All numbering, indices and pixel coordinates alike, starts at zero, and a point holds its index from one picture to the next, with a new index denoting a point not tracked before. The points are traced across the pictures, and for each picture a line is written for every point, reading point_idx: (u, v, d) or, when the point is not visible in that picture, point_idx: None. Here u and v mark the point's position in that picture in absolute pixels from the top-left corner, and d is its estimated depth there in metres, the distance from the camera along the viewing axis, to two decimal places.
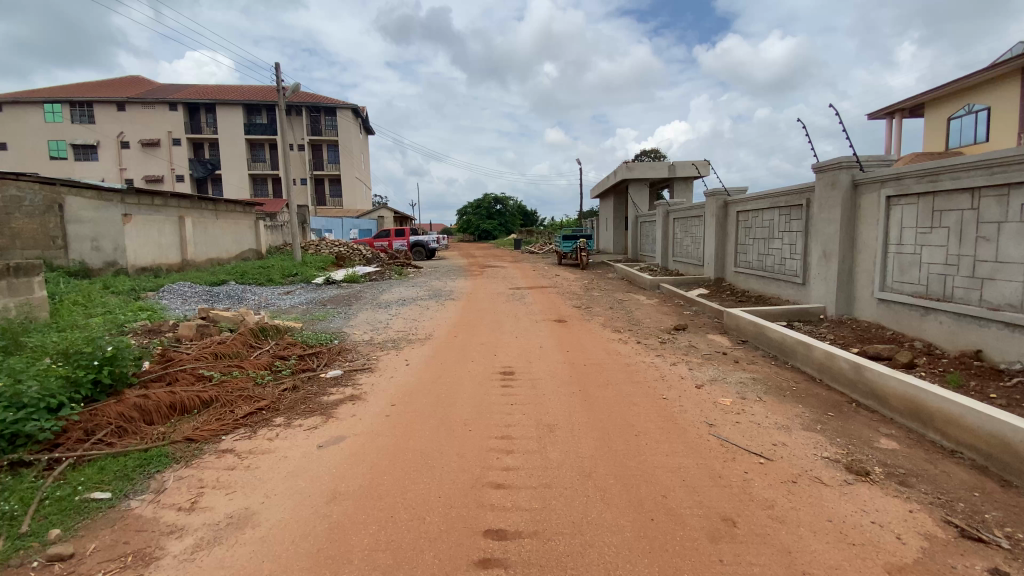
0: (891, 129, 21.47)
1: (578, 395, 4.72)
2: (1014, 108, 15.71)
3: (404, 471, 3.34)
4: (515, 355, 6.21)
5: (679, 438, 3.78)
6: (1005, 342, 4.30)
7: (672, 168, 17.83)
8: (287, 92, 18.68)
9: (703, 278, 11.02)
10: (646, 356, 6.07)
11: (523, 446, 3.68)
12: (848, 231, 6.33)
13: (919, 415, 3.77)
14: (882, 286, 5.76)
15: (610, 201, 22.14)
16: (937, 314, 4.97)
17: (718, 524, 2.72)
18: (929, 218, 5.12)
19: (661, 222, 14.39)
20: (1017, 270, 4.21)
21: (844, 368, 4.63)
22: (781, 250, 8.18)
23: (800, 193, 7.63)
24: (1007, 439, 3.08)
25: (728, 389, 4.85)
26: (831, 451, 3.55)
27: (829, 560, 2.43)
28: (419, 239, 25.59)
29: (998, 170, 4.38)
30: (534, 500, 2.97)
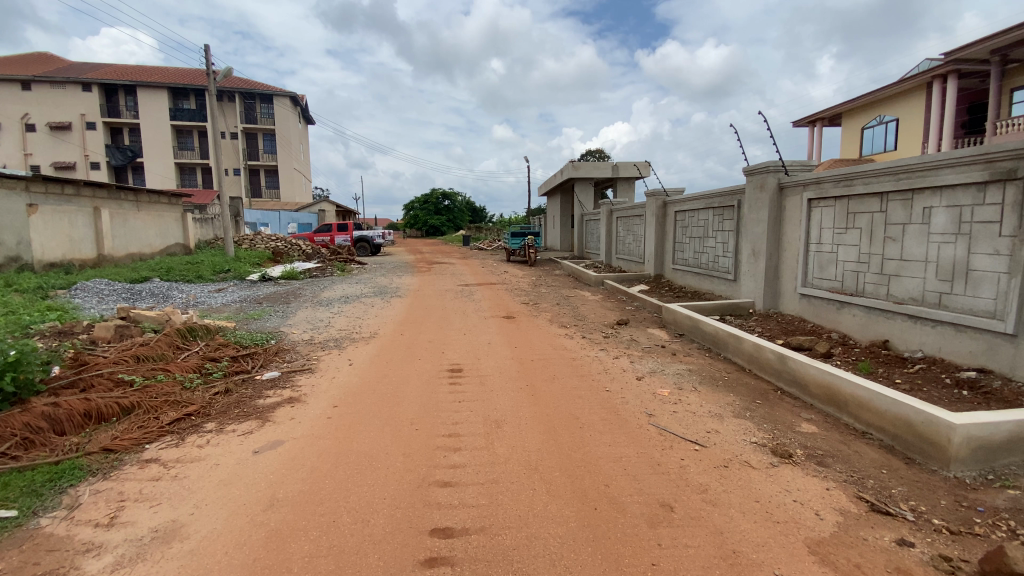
0: (813, 136, 23.19)
1: (525, 390, 4.78)
2: (917, 120, 17.38)
3: (347, 474, 3.24)
4: (463, 351, 6.20)
5: (621, 429, 3.91)
6: (908, 333, 4.76)
7: (616, 168, 18.37)
8: (218, 76, 17.49)
9: (645, 274, 11.44)
10: (590, 350, 6.25)
11: (470, 442, 3.68)
12: (775, 231, 6.79)
13: (835, 400, 4.11)
14: (804, 282, 6.24)
15: (557, 199, 22.44)
16: (851, 308, 5.44)
17: (657, 509, 2.84)
18: (844, 220, 5.59)
19: (605, 220, 14.79)
20: (918, 268, 4.67)
21: (770, 359, 4.97)
22: (715, 248, 8.63)
23: (732, 194, 8.07)
24: (910, 420, 3.41)
25: (665, 380, 5.08)
26: (758, 436, 3.80)
27: (756, 538, 2.61)
28: (363, 235, 24.98)
29: (903, 176, 4.82)
30: (481, 496, 2.98)
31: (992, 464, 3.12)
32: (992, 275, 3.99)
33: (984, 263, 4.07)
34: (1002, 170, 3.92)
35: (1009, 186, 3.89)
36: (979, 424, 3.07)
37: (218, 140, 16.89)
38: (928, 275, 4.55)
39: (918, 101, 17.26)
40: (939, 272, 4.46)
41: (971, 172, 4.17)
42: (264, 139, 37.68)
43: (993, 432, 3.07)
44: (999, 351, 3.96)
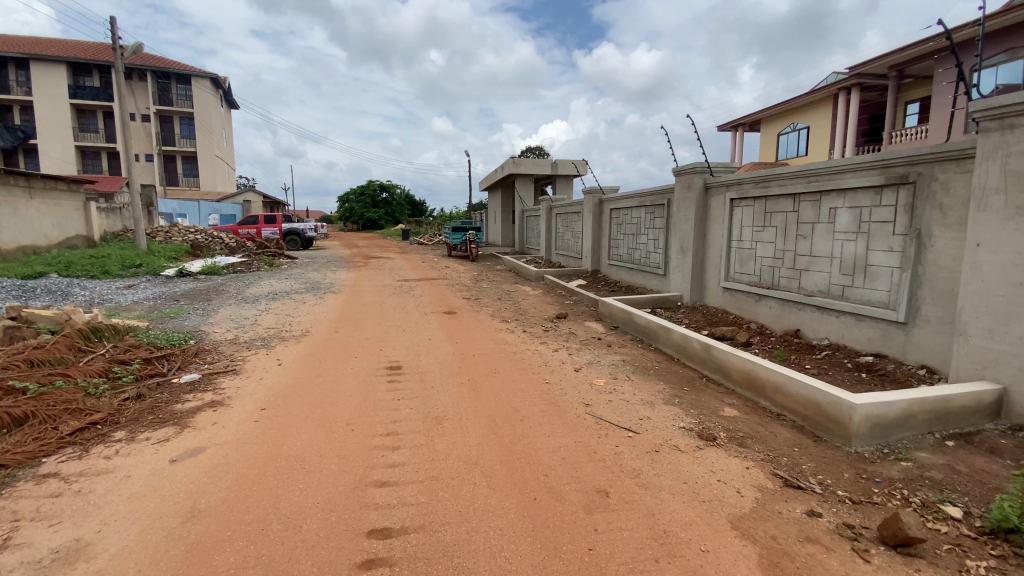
0: (735, 141, 24.78)
1: (466, 386, 4.76)
2: (825, 128, 19.01)
3: (276, 480, 3.08)
4: (402, 348, 6.06)
5: (559, 420, 4.00)
6: (817, 322, 5.22)
7: (555, 165, 18.72)
8: (125, 52, 15.87)
9: (582, 270, 11.73)
10: (530, 344, 6.32)
11: (409, 441, 3.62)
12: (701, 228, 7.20)
13: (754, 386, 4.42)
14: (727, 276, 6.66)
15: (497, 194, 22.46)
16: (768, 300, 5.88)
17: (594, 495, 2.94)
18: (762, 219, 6.02)
19: (545, 217, 15.01)
20: (825, 263, 5.11)
21: (696, 348, 5.27)
22: (646, 245, 9.01)
23: (662, 193, 8.45)
24: (818, 402, 3.73)
25: (602, 370, 5.27)
26: (686, 421, 4.03)
27: (685, 517, 2.76)
28: (294, 227, 23.78)
29: (814, 179, 5.24)
30: (420, 494, 2.94)
31: (887, 439, 3.48)
32: (887, 270, 4.44)
33: (880, 259, 4.52)
34: (896, 175, 4.35)
35: (902, 190, 4.33)
36: (876, 404, 3.41)
37: (125, 122, 15.30)
38: (833, 270, 5.00)
39: (826, 111, 18.88)
40: (843, 267, 4.91)
41: (870, 177, 4.60)
42: (181, 122, 34.78)
43: (886, 410, 3.43)
44: (892, 338, 4.44)
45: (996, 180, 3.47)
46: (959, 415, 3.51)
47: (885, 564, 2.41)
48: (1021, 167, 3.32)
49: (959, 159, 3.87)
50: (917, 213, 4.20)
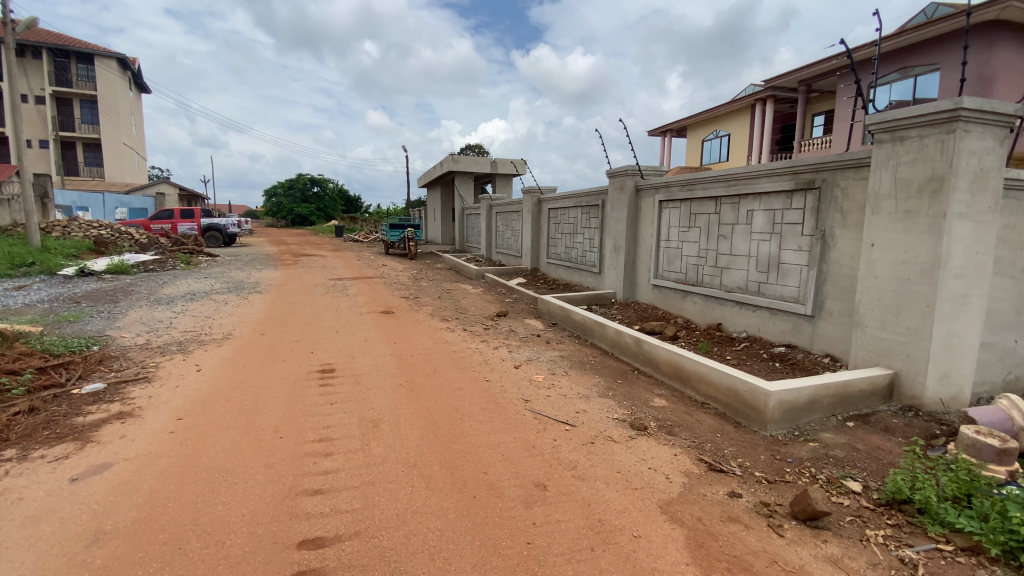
0: (664, 145, 26.04)
1: (404, 387, 4.67)
2: (744, 135, 20.42)
3: (196, 495, 2.86)
4: (335, 350, 5.83)
5: (499, 417, 4.02)
6: (736, 316, 5.60)
7: (495, 163, 18.81)
8: (15, 25, 14.09)
9: (522, 268, 11.86)
10: (471, 342, 6.30)
11: (343, 446, 3.49)
12: (633, 228, 7.51)
13: (682, 377, 4.68)
14: (656, 274, 7.00)
15: (435, 192, 22.15)
16: (694, 296, 6.24)
17: (532, 490, 2.99)
18: (688, 220, 6.37)
19: (484, 215, 15.01)
20: (743, 262, 5.50)
21: (629, 342, 5.49)
22: (583, 244, 9.26)
23: (597, 194, 8.72)
24: (738, 390, 4.00)
25: (541, 366, 5.36)
26: (619, 413, 4.19)
27: (618, 505, 2.87)
28: (213, 223, 22.19)
29: (733, 183, 5.61)
30: (354, 500, 2.85)
31: (797, 422, 3.80)
32: (796, 267, 4.85)
33: (791, 257, 4.92)
34: (805, 180, 4.75)
35: (810, 194, 4.73)
36: (787, 391, 3.72)
37: (14, 102, 13.56)
38: (750, 268, 5.39)
39: (745, 120, 20.28)
40: (758, 265, 5.30)
41: (782, 182, 5.00)
42: (82, 106, 31.41)
43: (797, 396, 3.75)
44: (801, 329, 4.86)
45: (888, 186, 3.88)
46: (857, 398, 3.89)
47: (797, 537, 2.64)
48: (908, 176, 3.73)
49: (857, 167, 4.29)
50: (822, 216, 4.61)
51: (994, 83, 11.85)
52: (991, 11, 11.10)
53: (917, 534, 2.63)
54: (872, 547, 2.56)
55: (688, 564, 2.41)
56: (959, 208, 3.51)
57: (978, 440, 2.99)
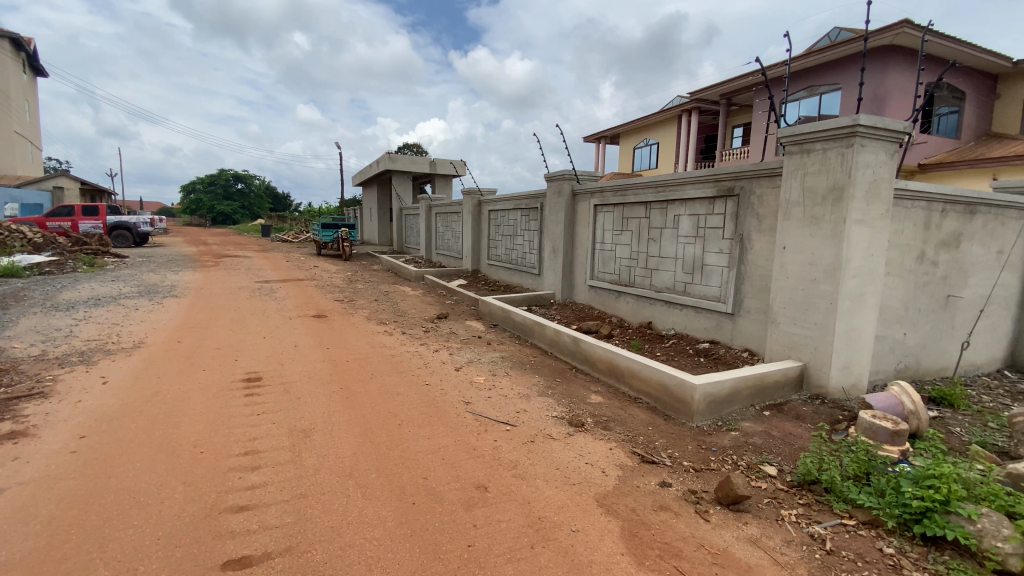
0: (598, 152, 26.91)
1: (338, 394, 4.49)
2: (672, 144, 21.53)
3: (102, 519, 2.60)
4: (262, 358, 5.50)
5: (439, 420, 3.97)
6: (665, 315, 5.89)
7: (434, 164, 18.58)
8: None
9: (462, 270, 11.80)
10: (410, 345, 6.18)
11: (272, 458, 3.31)
12: (570, 231, 7.71)
13: (616, 374, 4.85)
14: (592, 275, 7.22)
15: (372, 191, 21.52)
16: (627, 296, 6.50)
17: (473, 492, 2.99)
18: (620, 223, 6.63)
19: (423, 216, 14.79)
20: (671, 263, 5.80)
21: (567, 342, 5.63)
22: (522, 246, 9.37)
23: (536, 197, 8.87)
24: (668, 385, 4.21)
25: (481, 368, 5.36)
26: (558, 411, 4.28)
27: (557, 501, 2.94)
28: (121, 221, 20.28)
29: (662, 189, 5.90)
30: (285, 515, 2.71)
31: (720, 414, 4.06)
32: (718, 269, 5.19)
33: (713, 259, 5.25)
34: (725, 188, 5.10)
35: (730, 201, 5.08)
36: (711, 384, 3.96)
37: None
38: (678, 270, 5.70)
39: (673, 129, 21.39)
40: (685, 267, 5.61)
41: (705, 189, 5.32)
42: None
43: (719, 388, 4.00)
44: (723, 326, 5.20)
45: (797, 195, 4.25)
46: (772, 389, 4.22)
47: (721, 521, 2.82)
48: (813, 186, 4.11)
49: (770, 176, 4.66)
50: (741, 220, 4.95)
51: (887, 102, 13.28)
52: (885, 36, 12.45)
53: (825, 511, 2.89)
54: (786, 525, 2.79)
55: (623, 554, 2.51)
56: (856, 215, 3.90)
57: (875, 423, 3.33)
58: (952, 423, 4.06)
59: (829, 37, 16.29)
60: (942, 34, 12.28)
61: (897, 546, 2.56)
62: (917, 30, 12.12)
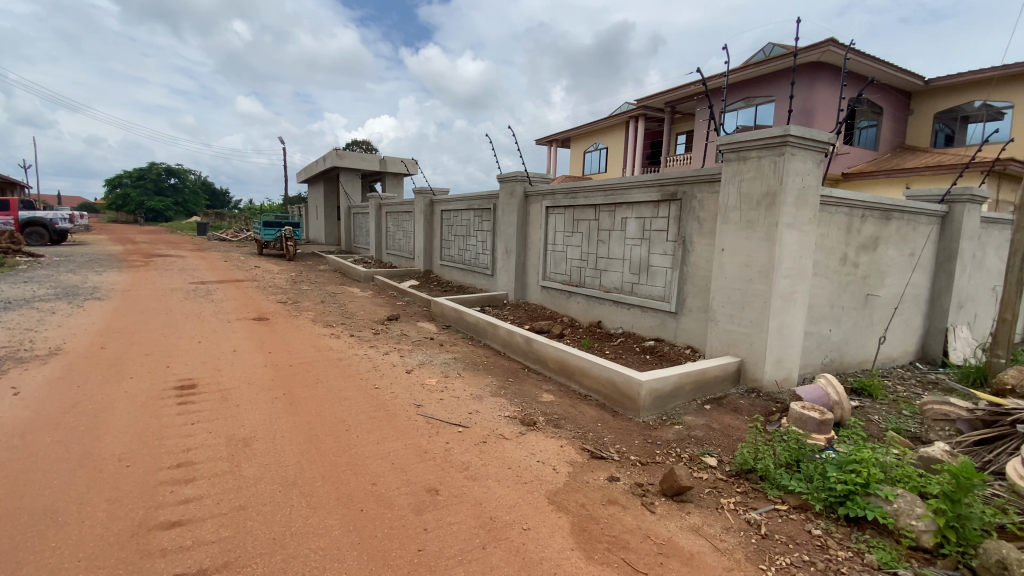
0: (550, 154, 27.26)
1: (281, 400, 4.30)
2: (620, 148, 22.13)
3: (10, 544, 2.36)
4: (198, 363, 5.19)
5: (389, 425, 3.89)
6: (614, 314, 6.06)
7: (384, 161, 18.19)
8: None
9: (413, 270, 11.62)
10: (358, 348, 6.01)
11: (208, 470, 3.12)
12: (522, 232, 7.77)
13: (567, 372, 4.93)
14: (544, 276, 7.32)
15: (318, 188, 20.77)
16: (578, 297, 6.63)
17: (423, 496, 2.94)
18: (571, 225, 6.76)
19: (373, 215, 14.44)
20: (619, 264, 5.96)
21: (519, 342, 5.66)
22: (475, 246, 9.35)
23: (489, 198, 8.88)
24: (616, 382, 4.33)
25: (433, 370, 5.30)
26: (510, 410, 4.30)
27: (509, 501, 2.95)
28: (35, 217, 18.57)
29: (610, 193, 6.06)
30: (222, 529, 2.56)
31: (664, 408, 4.22)
32: (663, 270, 5.39)
33: (658, 261, 5.45)
34: (669, 192, 5.30)
35: (673, 205, 5.28)
36: (657, 380, 4.11)
37: None
38: (625, 271, 5.87)
39: (622, 134, 22.01)
40: (632, 268, 5.79)
41: (651, 193, 5.52)
42: None
43: (664, 384, 4.16)
44: (667, 325, 5.40)
45: (734, 200, 4.48)
46: (713, 383, 4.43)
47: (666, 512, 2.93)
48: (749, 192, 4.34)
49: (710, 182, 4.89)
50: (684, 223, 5.17)
51: (814, 115, 14.23)
52: (813, 53, 13.37)
53: (760, 498, 3.07)
54: (725, 513, 2.93)
55: (573, 549, 2.56)
56: (787, 219, 4.16)
57: (804, 414, 3.56)
58: (871, 412, 4.41)
59: (765, 51, 17.26)
60: (863, 52, 13.31)
61: (824, 527, 2.75)
62: (841, 48, 13.08)
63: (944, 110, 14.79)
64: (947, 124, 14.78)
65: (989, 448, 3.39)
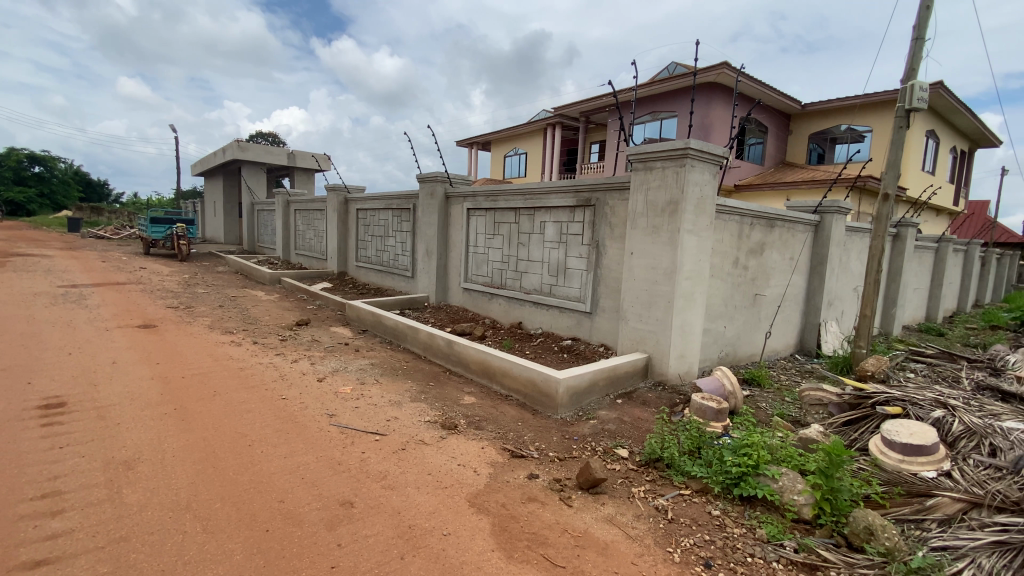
0: (470, 157, 27.24)
1: (171, 417, 3.88)
2: (538, 154, 22.66)
3: None
4: (67, 378, 4.53)
5: (298, 437, 3.65)
6: (533, 315, 6.18)
7: (292, 156, 17.13)
8: None
9: (326, 272, 11.04)
10: (263, 357, 5.59)
11: (81, 499, 2.73)
12: (443, 233, 7.69)
13: (488, 373, 4.95)
14: (466, 278, 7.30)
15: (216, 183, 19.03)
16: (498, 298, 6.68)
17: (336, 510, 2.80)
18: (492, 228, 6.80)
19: (281, 212, 13.53)
20: (538, 267, 6.10)
21: (440, 344, 5.59)
22: (394, 247, 9.10)
23: (407, 198, 8.69)
24: (535, 381, 4.41)
25: (348, 377, 5.06)
26: (430, 415, 4.23)
27: (428, 508, 2.89)
28: None
29: (529, 197, 6.18)
30: (99, 564, 2.26)
31: (581, 405, 4.37)
32: (579, 272, 5.60)
33: (575, 263, 5.65)
34: (584, 198, 5.52)
35: (588, 210, 5.51)
36: (574, 378, 4.26)
37: None
38: (544, 273, 6.02)
39: (540, 140, 22.58)
40: (550, 271, 5.95)
41: (567, 198, 5.71)
42: None
43: (580, 381, 4.31)
44: (583, 324, 5.61)
45: (642, 207, 4.75)
46: (624, 378, 4.67)
47: (582, 504, 3.04)
48: (655, 200, 4.64)
49: (621, 190, 5.16)
50: (597, 227, 5.40)
51: (711, 130, 15.57)
52: (710, 74, 14.61)
53: (667, 484, 3.28)
54: (636, 501, 3.10)
55: (493, 550, 2.56)
56: (687, 226, 4.50)
57: (704, 403, 3.87)
58: (760, 400, 4.90)
59: (669, 70, 18.56)
60: (751, 76, 14.79)
61: (722, 508, 3.00)
62: (733, 71, 14.44)
63: (817, 131, 16.82)
64: (820, 144, 16.84)
65: (854, 428, 3.90)
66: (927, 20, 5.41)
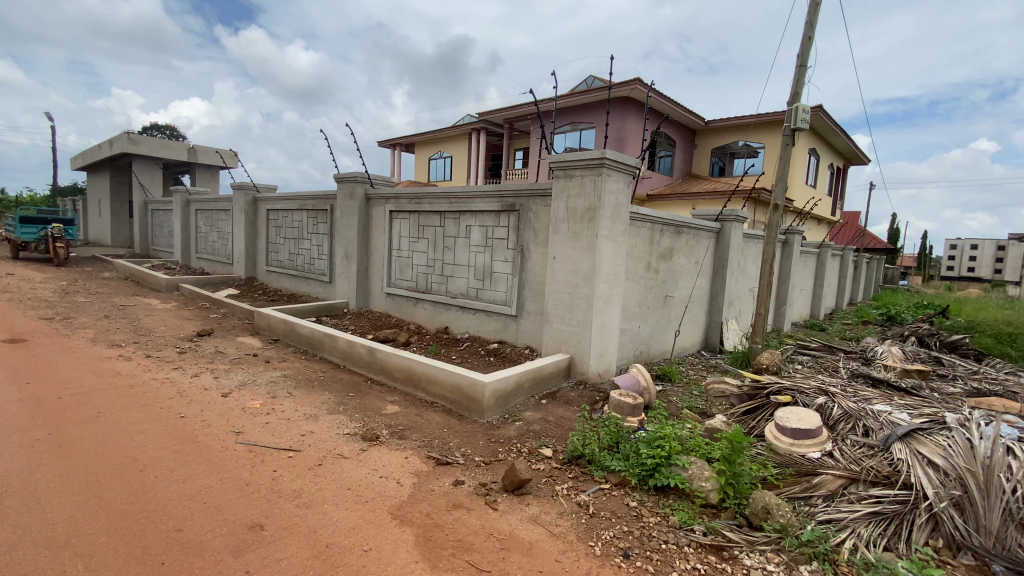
0: (393, 159, 26.59)
1: (44, 442, 3.38)
2: (464, 158, 22.63)
3: None
4: None
5: (199, 459, 3.33)
6: (459, 319, 6.14)
7: (194, 151, 15.73)
8: None
9: (232, 277, 10.21)
10: (158, 372, 5.05)
11: None
12: (364, 237, 7.43)
13: (413, 380, 4.84)
14: (389, 283, 7.11)
15: (102, 178, 16.96)
16: (423, 303, 6.57)
17: (244, 534, 2.59)
18: (416, 231, 6.69)
19: (179, 213, 12.34)
20: (464, 271, 6.09)
21: (361, 352, 5.38)
22: (310, 251, 8.64)
23: (324, 200, 8.29)
24: (461, 386, 4.38)
25: (257, 391, 4.71)
26: (350, 427, 4.05)
27: (347, 524, 2.76)
28: None
29: (454, 200, 6.16)
30: None
31: (507, 407, 4.41)
32: (504, 276, 5.66)
33: (500, 267, 5.70)
34: (508, 203, 5.59)
35: (512, 215, 5.58)
36: (499, 381, 4.28)
37: None
38: (470, 277, 6.01)
39: (465, 144, 22.57)
40: (476, 275, 5.96)
41: (491, 203, 5.75)
42: None
43: (505, 384, 4.34)
44: (508, 328, 5.67)
45: (564, 212, 4.90)
46: (548, 379, 4.78)
47: (507, 507, 3.06)
48: (576, 206, 4.80)
49: (543, 196, 5.29)
50: (521, 232, 5.49)
51: (626, 142, 16.46)
52: (625, 89, 15.41)
53: (588, 480, 3.40)
54: (560, 499, 3.18)
55: (417, 562, 2.50)
56: (605, 232, 4.71)
57: (621, 401, 4.05)
58: (672, 394, 5.23)
59: (587, 82, 19.36)
60: (661, 93, 15.80)
61: (639, 499, 3.16)
62: (646, 87, 15.33)
63: (718, 146, 18.30)
64: (721, 158, 18.32)
65: (753, 416, 4.28)
66: (808, 50, 6.10)
